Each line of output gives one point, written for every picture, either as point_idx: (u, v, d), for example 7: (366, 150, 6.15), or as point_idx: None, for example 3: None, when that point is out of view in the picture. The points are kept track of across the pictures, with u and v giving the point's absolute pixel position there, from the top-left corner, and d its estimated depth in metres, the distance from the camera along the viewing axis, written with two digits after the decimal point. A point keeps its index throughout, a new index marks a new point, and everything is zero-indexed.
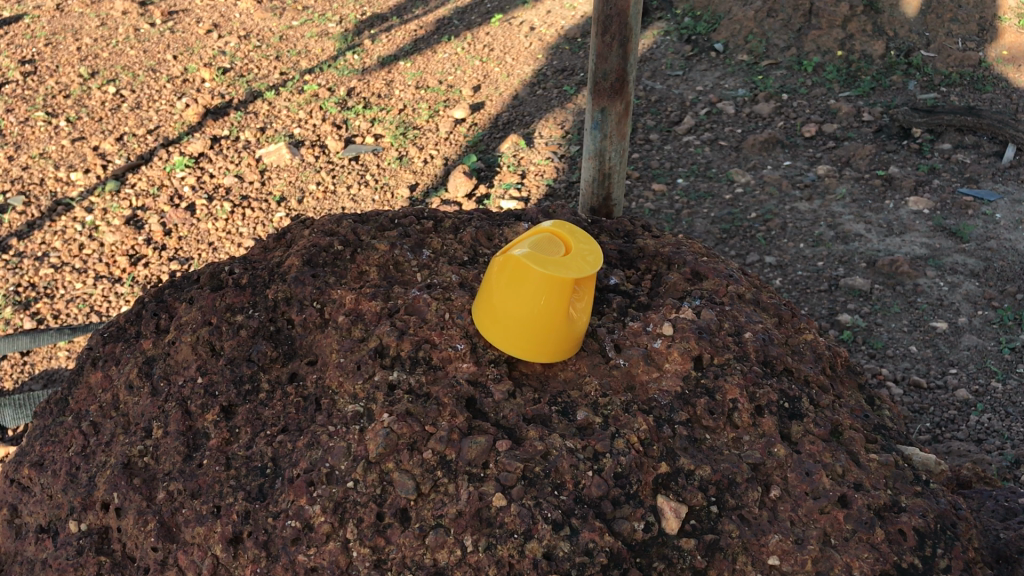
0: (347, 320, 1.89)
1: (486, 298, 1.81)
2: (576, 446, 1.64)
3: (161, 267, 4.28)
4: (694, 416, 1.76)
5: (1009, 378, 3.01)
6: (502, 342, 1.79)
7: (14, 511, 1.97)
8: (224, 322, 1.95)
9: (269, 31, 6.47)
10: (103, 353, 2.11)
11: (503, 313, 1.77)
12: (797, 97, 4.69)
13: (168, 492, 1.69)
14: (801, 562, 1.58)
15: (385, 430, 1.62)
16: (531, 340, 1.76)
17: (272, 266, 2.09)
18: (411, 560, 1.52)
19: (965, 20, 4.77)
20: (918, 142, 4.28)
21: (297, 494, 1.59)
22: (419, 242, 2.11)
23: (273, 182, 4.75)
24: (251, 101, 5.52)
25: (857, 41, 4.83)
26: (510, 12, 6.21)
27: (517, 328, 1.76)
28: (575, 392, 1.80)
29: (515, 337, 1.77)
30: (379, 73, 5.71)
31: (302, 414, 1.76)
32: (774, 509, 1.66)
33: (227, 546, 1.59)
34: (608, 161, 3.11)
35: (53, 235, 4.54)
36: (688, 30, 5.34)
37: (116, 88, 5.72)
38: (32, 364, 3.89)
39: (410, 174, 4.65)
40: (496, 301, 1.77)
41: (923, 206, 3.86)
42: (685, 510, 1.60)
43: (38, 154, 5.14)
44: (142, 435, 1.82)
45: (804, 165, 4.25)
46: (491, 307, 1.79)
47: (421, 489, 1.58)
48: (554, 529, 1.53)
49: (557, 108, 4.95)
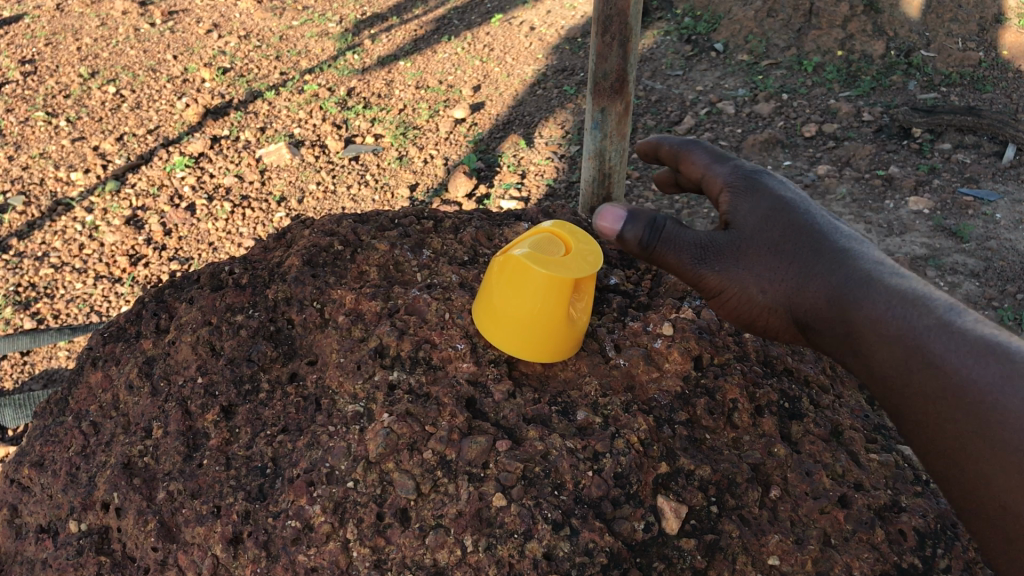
0: (347, 320, 1.88)
1: (486, 298, 1.81)
2: (575, 446, 1.62)
3: (161, 266, 4.27)
4: (694, 416, 1.76)
5: None
6: (503, 341, 1.79)
7: (14, 511, 1.97)
8: (224, 322, 1.96)
9: (269, 31, 6.47)
10: (104, 353, 2.13)
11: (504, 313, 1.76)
12: (797, 97, 4.69)
13: (168, 492, 1.69)
14: (801, 562, 1.58)
15: (385, 430, 1.62)
16: (531, 340, 1.76)
17: (272, 267, 2.11)
18: (411, 560, 1.50)
19: (965, 19, 4.78)
20: (918, 142, 4.27)
21: (297, 494, 1.58)
22: (419, 242, 2.11)
23: (272, 182, 4.75)
24: (251, 101, 5.52)
25: (858, 41, 4.83)
26: (511, 12, 6.22)
27: (518, 328, 1.75)
28: (575, 393, 1.78)
29: (516, 337, 1.77)
30: (379, 73, 5.72)
31: (302, 414, 1.76)
32: (774, 509, 1.66)
33: (227, 546, 1.57)
34: (608, 161, 3.11)
35: (53, 235, 4.55)
36: (688, 31, 5.37)
37: (116, 88, 5.73)
38: (32, 364, 3.89)
39: (410, 174, 4.64)
40: (496, 301, 1.77)
41: (923, 206, 3.86)
42: (685, 510, 1.58)
43: (38, 154, 5.15)
44: (143, 435, 1.82)
45: (805, 165, 4.26)
46: (491, 308, 1.79)
47: (421, 489, 1.56)
48: (554, 529, 1.51)
49: (557, 108, 4.96)
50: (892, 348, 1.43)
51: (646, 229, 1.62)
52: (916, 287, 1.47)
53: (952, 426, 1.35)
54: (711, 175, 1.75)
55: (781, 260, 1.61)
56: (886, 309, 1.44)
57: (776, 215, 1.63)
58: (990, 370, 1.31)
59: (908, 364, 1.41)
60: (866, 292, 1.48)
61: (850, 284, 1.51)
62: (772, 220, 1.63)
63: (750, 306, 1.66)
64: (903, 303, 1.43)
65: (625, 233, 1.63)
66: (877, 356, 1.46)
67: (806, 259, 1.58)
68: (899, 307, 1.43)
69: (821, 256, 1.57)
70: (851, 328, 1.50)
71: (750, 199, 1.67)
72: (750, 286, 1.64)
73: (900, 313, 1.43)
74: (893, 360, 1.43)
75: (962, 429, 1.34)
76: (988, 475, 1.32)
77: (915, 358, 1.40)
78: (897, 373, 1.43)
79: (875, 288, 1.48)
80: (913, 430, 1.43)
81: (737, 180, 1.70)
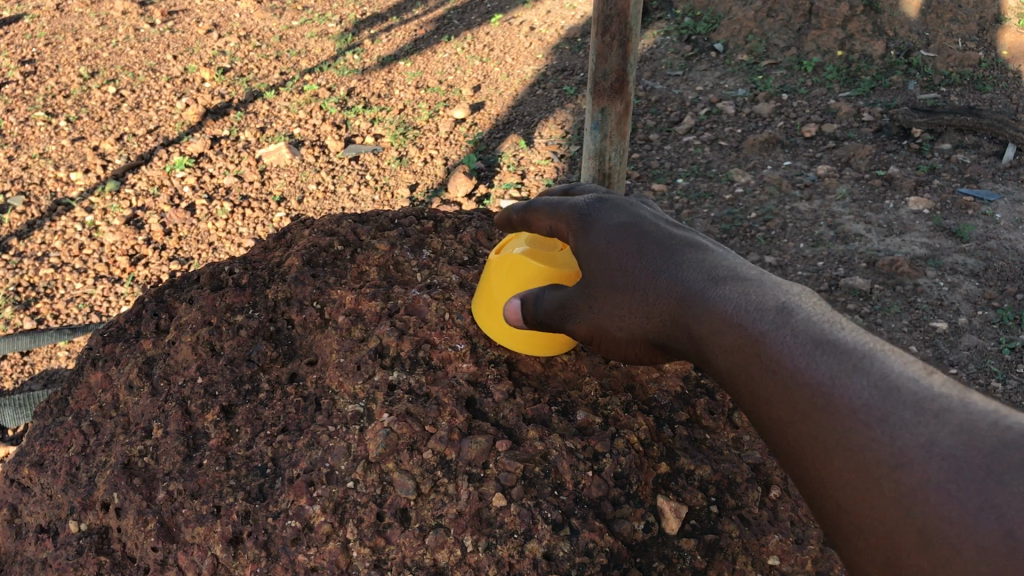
0: (347, 320, 1.88)
1: (483, 292, 1.80)
2: (576, 446, 1.61)
3: (161, 266, 4.27)
4: (694, 416, 1.76)
5: (1009, 378, 3.03)
6: (505, 339, 1.78)
7: (14, 511, 1.97)
8: (223, 322, 1.96)
9: (269, 31, 6.47)
10: (104, 353, 2.13)
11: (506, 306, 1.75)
12: (797, 97, 4.70)
13: (168, 492, 1.68)
14: (800, 562, 1.57)
15: (385, 430, 1.61)
16: (531, 336, 1.76)
17: (272, 267, 2.11)
18: (411, 560, 1.50)
19: (965, 20, 4.78)
20: (918, 142, 4.27)
21: (297, 494, 1.57)
22: (419, 243, 2.11)
23: (272, 182, 4.75)
24: (251, 101, 5.52)
25: (858, 41, 4.83)
26: (511, 12, 6.22)
27: (518, 326, 1.75)
28: (575, 393, 1.76)
29: (517, 334, 1.76)
30: (379, 73, 5.72)
31: (302, 414, 1.75)
32: (774, 509, 1.65)
33: (227, 546, 1.57)
34: (608, 161, 3.11)
35: (53, 235, 4.55)
36: (688, 31, 5.38)
37: (116, 88, 5.73)
38: (32, 364, 3.89)
39: (410, 174, 4.64)
40: (495, 304, 1.76)
41: (923, 206, 3.86)
42: (685, 510, 1.58)
43: (38, 154, 5.15)
44: (143, 435, 1.82)
45: (804, 165, 4.26)
46: (491, 309, 1.78)
47: (421, 489, 1.55)
48: (554, 529, 1.50)
49: (557, 108, 4.96)
50: (734, 361, 1.23)
51: (535, 304, 1.57)
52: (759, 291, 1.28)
53: (803, 443, 1.14)
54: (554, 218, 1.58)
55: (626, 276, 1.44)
56: (722, 309, 1.27)
57: (617, 242, 1.47)
58: (831, 367, 1.13)
59: (749, 374, 1.21)
60: (704, 295, 1.31)
61: (688, 290, 1.34)
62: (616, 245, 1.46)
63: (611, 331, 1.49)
64: (744, 316, 1.24)
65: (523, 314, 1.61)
66: (721, 371, 1.26)
67: (648, 271, 1.41)
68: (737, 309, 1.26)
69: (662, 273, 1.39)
70: (699, 341, 1.31)
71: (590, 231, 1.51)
72: (606, 312, 1.48)
73: (736, 313, 1.25)
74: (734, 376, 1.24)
75: (813, 443, 1.12)
76: (847, 495, 1.09)
77: (753, 369, 1.20)
78: (743, 390, 1.23)
79: (712, 291, 1.31)
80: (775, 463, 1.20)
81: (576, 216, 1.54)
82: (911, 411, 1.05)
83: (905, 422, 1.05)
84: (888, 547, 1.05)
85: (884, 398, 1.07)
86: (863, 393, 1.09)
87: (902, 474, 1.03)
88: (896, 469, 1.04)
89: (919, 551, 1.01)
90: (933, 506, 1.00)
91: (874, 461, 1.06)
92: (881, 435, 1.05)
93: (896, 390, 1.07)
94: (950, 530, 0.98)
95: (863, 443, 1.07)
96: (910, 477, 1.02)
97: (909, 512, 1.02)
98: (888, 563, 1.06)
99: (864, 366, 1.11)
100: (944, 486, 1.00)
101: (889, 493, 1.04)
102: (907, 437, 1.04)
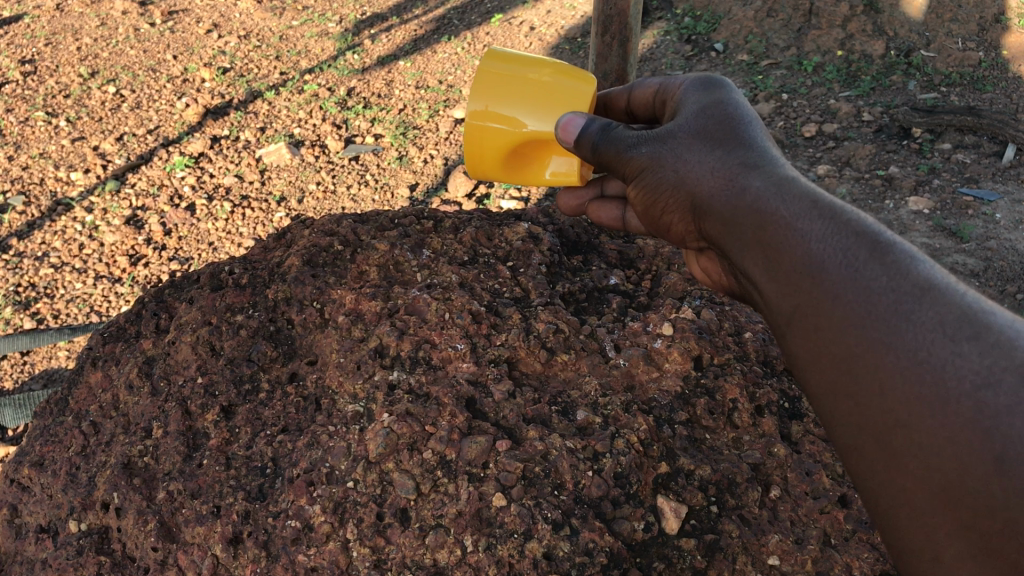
0: (347, 320, 1.88)
1: (498, 76, 1.76)
2: (576, 446, 1.60)
3: (161, 267, 4.27)
4: (694, 416, 1.73)
5: None
6: (480, 132, 1.78)
7: (14, 510, 1.98)
8: (223, 321, 1.95)
9: (269, 31, 6.47)
10: (104, 353, 2.14)
11: (508, 117, 1.75)
12: (797, 97, 4.70)
13: (168, 492, 1.68)
14: (800, 562, 1.56)
15: (385, 430, 1.60)
16: (494, 155, 1.80)
17: (272, 267, 2.11)
18: (411, 560, 1.50)
19: (965, 20, 4.78)
20: (918, 142, 4.28)
21: (297, 494, 1.57)
22: (419, 242, 2.10)
23: (272, 182, 4.75)
24: (251, 101, 5.52)
25: (858, 41, 4.84)
26: (510, 12, 6.22)
27: (504, 147, 1.79)
28: (575, 392, 1.75)
29: (491, 142, 1.78)
30: (379, 73, 5.72)
31: (302, 414, 1.75)
32: (774, 509, 1.64)
33: (227, 546, 1.57)
34: None
35: (53, 235, 4.55)
36: (688, 31, 5.42)
37: (116, 88, 5.73)
38: (32, 364, 3.91)
39: (410, 174, 4.64)
40: (515, 112, 1.75)
41: (923, 206, 3.87)
42: (685, 510, 1.57)
43: (38, 154, 5.15)
44: (143, 436, 1.82)
45: (805, 165, 4.25)
46: (507, 110, 1.75)
47: (421, 489, 1.55)
48: (554, 529, 1.50)
49: None
50: (790, 252, 1.25)
51: (598, 130, 1.62)
52: (854, 213, 1.26)
53: (854, 345, 1.15)
54: (686, 100, 1.59)
55: (701, 148, 1.47)
56: (805, 214, 1.26)
57: (708, 134, 1.48)
58: (897, 274, 1.14)
59: (824, 267, 1.21)
60: (778, 203, 1.30)
61: (756, 183, 1.35)
62: (713, 139, 1.47)
63: (663, 194, 1.54)
64: (834, 226, 1.23)
65: (584, 133, 1.64)
66: (790, 259, 1.25)
67: (717, 156, 1.44)
68: (802, 204, 1.28)
69: (748, 177, 1.37)
70: (749, 237, 1.33)
71: (691, 131, 1.50)
72: (665, 166, 1.51)
73: (800, 216, 1.26)
74: (785, 269, 1.26)
75: (868, 347, 1.14)
76: (904, 407, 1.09)
77: (812, 264, 1.22)
78: (792, 280, 1.25)
79: (791, 201, 1.29)
80: (813, 368, 1.22)
81: (691, 109, 1.55)
82: (985, 343, 1.05)
83: (969, 339, 1.06)
84: (931, 473, 1.07)
85: (966, 324, 1.07)
86: (931, 304, 1.10)
87: (957, 401, 1.05)
88: (953, 386, 1.05)
89: (966, 474, 1.03)
90: (985, 435, 1.02)
91: (932, 374, 1.07)
92: (952, 356, 1.06)
93: (966, 308, 1.09)
94: (1003, 455, 1.00)
95: (917, 351, 1.09)
96: (967, 394, 1.04)
97: (959, 431, 1.04)
98: (927, 483, 1.08)
99: (953, 295, 1.11)
100: (997, 423, 1.01)
101: (942, 411, 1.05)
102: (972, 353, 1.05)
